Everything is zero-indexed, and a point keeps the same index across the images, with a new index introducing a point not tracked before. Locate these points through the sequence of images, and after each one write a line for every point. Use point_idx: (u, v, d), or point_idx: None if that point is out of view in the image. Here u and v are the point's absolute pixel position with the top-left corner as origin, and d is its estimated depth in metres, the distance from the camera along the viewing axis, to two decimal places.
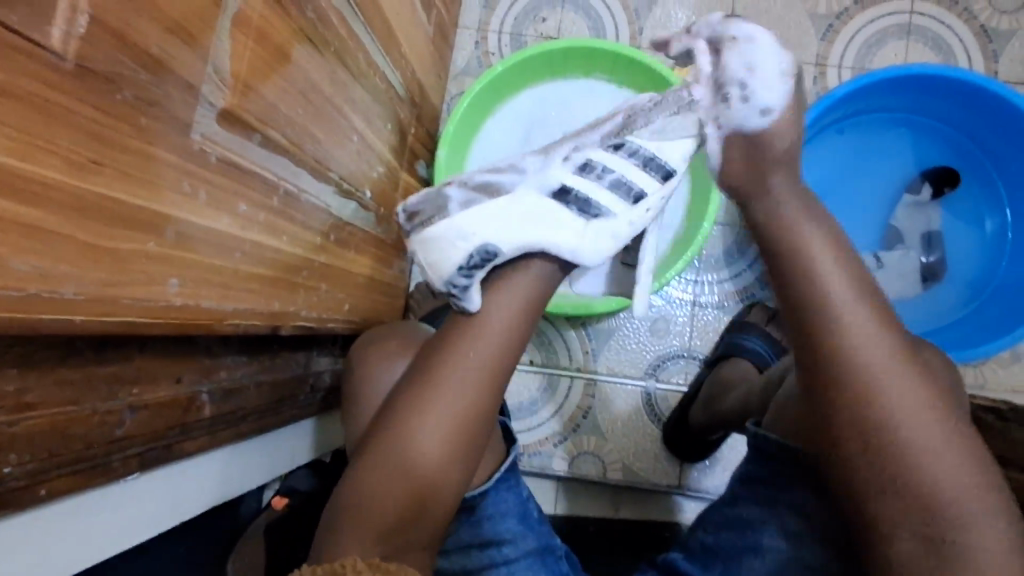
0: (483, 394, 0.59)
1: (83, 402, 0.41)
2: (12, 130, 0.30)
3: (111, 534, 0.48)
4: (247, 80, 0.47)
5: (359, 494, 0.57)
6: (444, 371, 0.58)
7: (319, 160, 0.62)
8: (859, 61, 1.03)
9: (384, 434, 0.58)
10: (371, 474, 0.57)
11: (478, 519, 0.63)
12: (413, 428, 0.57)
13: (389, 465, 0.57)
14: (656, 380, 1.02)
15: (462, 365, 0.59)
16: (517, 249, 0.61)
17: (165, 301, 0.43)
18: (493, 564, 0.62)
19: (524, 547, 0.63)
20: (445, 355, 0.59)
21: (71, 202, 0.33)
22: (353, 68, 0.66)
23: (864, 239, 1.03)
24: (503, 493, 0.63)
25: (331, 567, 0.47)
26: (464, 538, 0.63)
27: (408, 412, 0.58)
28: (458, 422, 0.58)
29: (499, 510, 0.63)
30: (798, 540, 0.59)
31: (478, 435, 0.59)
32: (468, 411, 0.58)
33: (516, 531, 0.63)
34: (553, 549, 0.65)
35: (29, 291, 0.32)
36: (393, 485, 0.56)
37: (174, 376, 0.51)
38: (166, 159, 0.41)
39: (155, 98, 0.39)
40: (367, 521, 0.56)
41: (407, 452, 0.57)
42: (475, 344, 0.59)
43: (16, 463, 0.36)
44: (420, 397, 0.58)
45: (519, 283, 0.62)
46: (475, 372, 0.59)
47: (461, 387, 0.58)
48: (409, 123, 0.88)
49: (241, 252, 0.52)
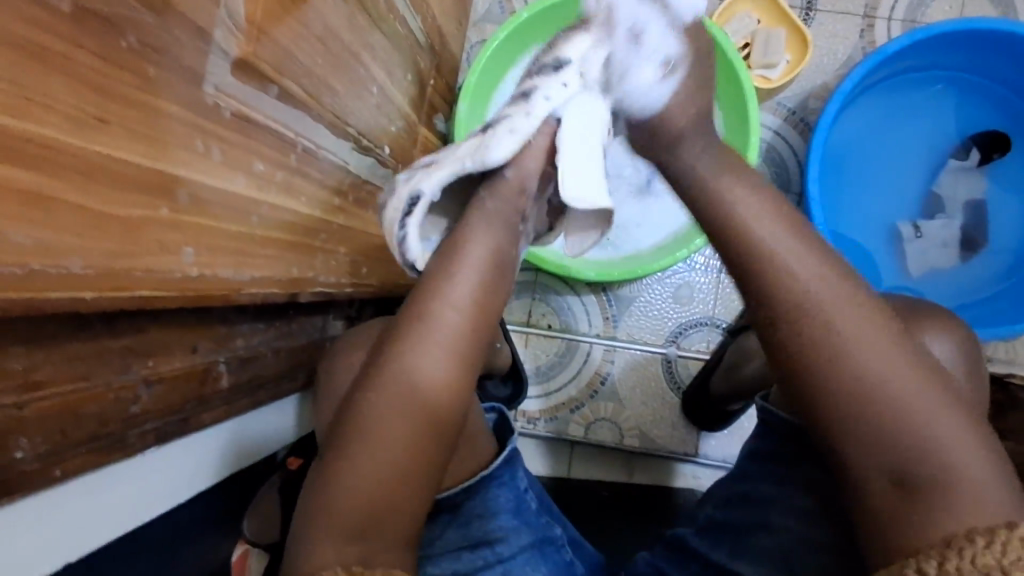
0: (457, 366, 0.51)
1: (95, 378, 0.38)
2: (5, 82, 0.26)
3: (133, 507, 0.46)
4: (262, 25, 0.43)
5: (321, 491, 0.48)
6: (410, 341, 0.51)
7: (337, 114, 0.58)
8: (911, 14, 0.95)
9: (343, 421, 0.50)
10: (330, 468, 0.48)
11: (465, 519, 0.58)
12: (374, 410, 0.49)
13: (387, 410, 0.49)
14: (677, 347, 0.99)
15: (434, 334, 0.51)
16: (436, 183, 0.58)
17: (179, 272, 0.40)
18: (488, 565, 0.57)
19: (519, 542, 0.58)
20: (410, 325, 0.52)
21: (76, 165, 0.30)
22: (373, 13, 0.61)
23: (903, 206, 0.98)
24: (491, 487, 0.59)
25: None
26: (452, 541, 0.58)
27: (409, 350, 0.51)
28: (427, 400, 0.50)
29: (488, 507, 0.58)
30: (808, 517, 0.55)
31: (456, 409, 0.51)
32: (441, 386, 0.51)
33: (510, 526, 0.58)
34: (553, 540, 0.60)
35: (33, 267, 0.29)
36: (359, 477, 0.47)
37: (190, 345, 0.48)
38: (176, 115, 0.37)
39: (163, 45, 0.34)
40: (332, 519, 0.46)
41: (369, 438, 0.48)
42: (445, 306, 0.52)
43: (28, 448, 0.34)
44: (384, 373, 0.50)
45: (483, 245, 0.55)
46: (447, 339, 0.51)
47: (430, 357, 0.51)
48: (429, 73, 0.82)
49: (258, 215, 0.48)
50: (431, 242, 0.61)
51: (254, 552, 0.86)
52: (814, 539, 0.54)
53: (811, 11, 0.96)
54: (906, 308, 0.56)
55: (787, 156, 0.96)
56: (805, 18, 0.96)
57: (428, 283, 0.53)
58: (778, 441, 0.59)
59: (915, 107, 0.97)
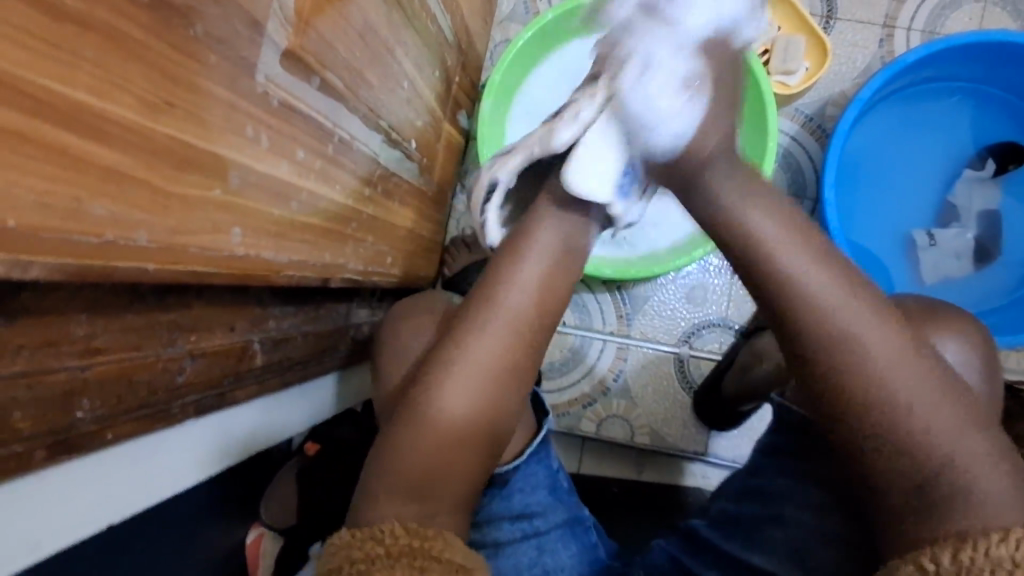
0: (514, 349, 0.55)
1: (146, 348, 0.41)
2: (92, 66, 0.28)
3: (169, 476, 0.49)
4: (310, 18, 0.45)
5: (386, 458, 0.53)
6: (473, 324, 0.55)
7: (371, 107, 0.60)
8: (931, 24, 0.97)
9: (408, 396, 0.55)
10: (396, 438, 0.53)
11: (508, 493, 0.63)
12: (440, 390, 0.53)
13: (445, 386, 0.54)
14: (689, 347, 1.01)
15: (499, 317, 0.55)
16: (512, 172, 0.64)
17: (227, 251, 0.42)
18: (524, 537, 0.62)
19: (554, 519, 0.63)
20: (475, 310, 0.56)
21: (143, 143, 0.32)
22: (408, 11, 0.63)
23: (919, 213, 0.99)
24: (535, 466, 0.64)
25: (370, 533, 0.47)
26: (495, 511, 0.63)
27: (469, 333, 0.55)
28: (486, 378, 0.54)
29: (529, 484, 0.64)
30: (825, 512, 0.56)
31: (512, 388, 0.55)
32: (499, 365, 0.54)
33: (546, 503, 0.64)
34: (581, 521, 0.65)
35: (107, 237, 0.32)
36: (423, 448, 0.52)
37: (228, 324, 0.50)
38: (233, 102, 0.39)
39: (224, 35, 0.36)
40: (397, 484, 0.52)
41: (428, 415, 0.53)
42: (509, 290, 0.56)
43: (88, 408, 0.37)
44: (447, 353, 0.55)
45: (549, 235, 0.59)
46: (506, 322, 0.55)
47: (491, 340, 0.54)
48: (455, 71, 0.84)
49: (297, 201, 0.50)
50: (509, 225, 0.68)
51: (268, 535, 0.88)
52: (828, 532, 0.56)
53: (831, 20, 0.98)
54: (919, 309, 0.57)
55: (803, 162, 0.98)
56: (826, 27, 0.98)
57: (500, 269, 0.57)
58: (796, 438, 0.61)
59: (933, 117, 0.98)
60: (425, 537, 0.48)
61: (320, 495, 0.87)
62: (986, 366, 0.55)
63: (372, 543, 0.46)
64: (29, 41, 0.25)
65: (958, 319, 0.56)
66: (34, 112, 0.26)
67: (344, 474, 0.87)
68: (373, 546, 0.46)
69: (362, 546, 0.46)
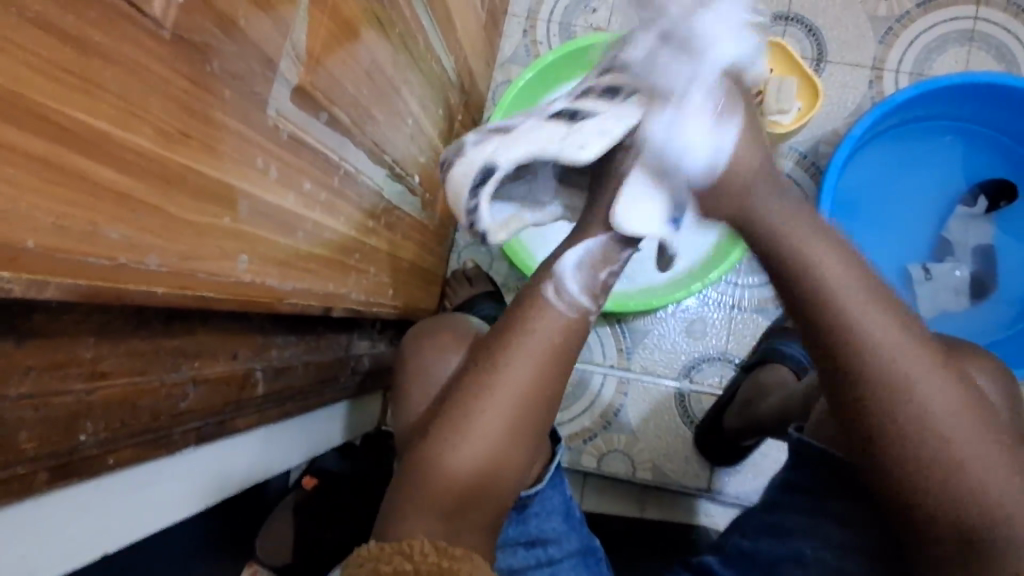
0: (544, 376, 0.54)
1: (150, 373, 0.42)
2: (115, 96, 0.29)
3: (165, 507, 0.49)
4: (319, 57, 0.47)
5: (414, 480, 0.54)
6: (503, 354, 0.54)
7: (376, 142, 0.62)
8: (917, 66, 1.00)
9: (438, 418, 0.55)
10: (423, 456, 0.54)
11: (525, 518, 0.63)
12: (471, 413, 0.54)
13: (468, 420, 0.54)
14: (690, 381, 1.01)
15: (530, 342, 0.54)
16: (515, 161, 0.58)
17: (235, 278, 0.43)
18: (539, 564, 0.62)
19: (568, 547, 0.63)
20: (506, 336, 0.56)
21: (158, 171, 0.34)
22: (413, 53, 0.65)
23: (914, 249, 1.01)
24: (552, 490, 0.63)
25: (399, 548, 0.48)
26: (511, 535, 0.63)
27: (500, 361, 0.54)
28: (510, 406, 0.54)
29: (546, 509, 0.63)
30: (842, 551, 0.56)
31: (537, 419, 0.55)
32: (526, 390, 0.54)
33: (560, 531, 0.64)
34: (593, 551, 0.66)
35: (119, 260, 0.33)
36: (448, 468, 0.53)
37: (230, 352, 0.51)
38: (244, 135, 0.40)
39: (239, 71, 0.38)
40: (425, 501, 0.54)
41: (452, 444, 0.53)
42: (540, 320, 0.55)
43: (91, 432, 0.37)
44: (479, 376, 0.55)
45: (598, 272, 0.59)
46: (536, 351, 0.54)
47: (523, 363, 0.54)
48: (457, 109, 0.87)
49: (303, 231, 0.52)
50: (501, 210, 0.64)
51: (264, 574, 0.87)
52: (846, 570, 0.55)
53: (822, 62, 1.01)
54: (931, 342, 0.58)
55: None
56: (816, 69, 1.01)
57: (544, 296, 0.57)
58: (811, 474, 0.60)
59: (925, 155, 1.00)
60: (453, 557, 0.48)
61: (317, 532, 0.85)
62: (1002, 403, 0.55)
63: (401, 558, 0.47)
64: (54, 72, 0.26)
65: (974, 354, 0.57)
66: (56, 139, 0.27)
67: (346, 508, 0.87)
68: (402, 561, 0.47)
69: (391, 558, 0.47)
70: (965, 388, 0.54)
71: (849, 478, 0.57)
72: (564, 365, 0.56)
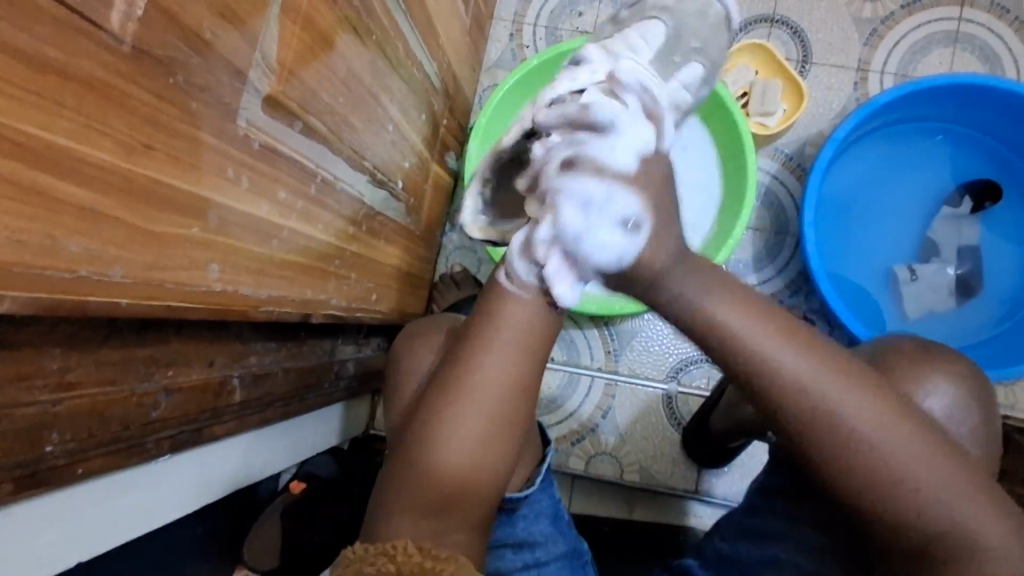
0: (516, 369, 0.52)
1: (122, 382, 0.42)
2: (72, 112, 0.30)
3: (142, 514, 0.49)
4: (292, 67, 0.47)
5: (397, 483, 0.54)
6: (473, 350, 0.52)
7: (355, 149, 0.62)
8: (902, 68, 1.00)
9: (414, 420, 0.55)
10: (401, 458, 0.54)
11: (513, 520, 0.62)
12: (442, 413, 0.52)
13: (437, 419, 0.53)
14: (678, 383, 1.01)
15: (498, 336, 0.52)
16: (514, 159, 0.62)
17: (205, 287, 0.43)
18: (525, 567, 0.62)
19: (554, 551, 0.64)
20: (481, 329, 0.53)
21: (121, 184, 0.34)
22: (393, 59, 0.66)
23: (900, 250, 1.01)
24: (541, 493, 0.63)
25: (384, 548, 0.48)
26: (498, 537, 0.62)
27: (469, 355, 0.52)
28: (482, 403, 0.52)
29: (535, 511, 0.63)
30: (819, 556, 0.56)
31: (510, 416, 0.53)
32: (498, 386, 0.52)
33: (548, 534, 0.64)
34: (579, 554, 0.66)
35: (81, 273, 0.33)
36: (427, 474, 0.53)
37: (207, 359, 0.51)
38: (213, 146, 0.40)
39: (205, 83, 0.38)
40: (401, 501, 0.54)
41: (426, 448, 0.53)
42: (510, 305, 0.52)
43: (58, 442, 0.37)
44: (455, 370, 0.53)
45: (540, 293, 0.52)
46: (509, 342, 0.52)
47: (493, 359, 0.52)
48: (442, 115, 0.87)
49: (279, 239, 0.52)
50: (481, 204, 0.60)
51: None
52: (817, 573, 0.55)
53: (807, 64, 1.01)
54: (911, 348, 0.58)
55: (785, 200, 1.00)
56: (802, 71, 1.01)
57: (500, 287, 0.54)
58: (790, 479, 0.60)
59: (910, 155, 1.00)
60: (437, 558, 0.48)
61: (305, 535, 0.86)
62: (979, 409, 0.56)
63: (385, 559, 0.47)
64: (10, 90, 0.26)
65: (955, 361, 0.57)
66: (12, 156, 0.27)
67: (334, 514, 0.87)
68: (386, 562, 0.46)
69: (375, 560, 0.47)
70: (942, 392, 0.54)
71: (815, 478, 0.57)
72: (539, 363, 0.53)
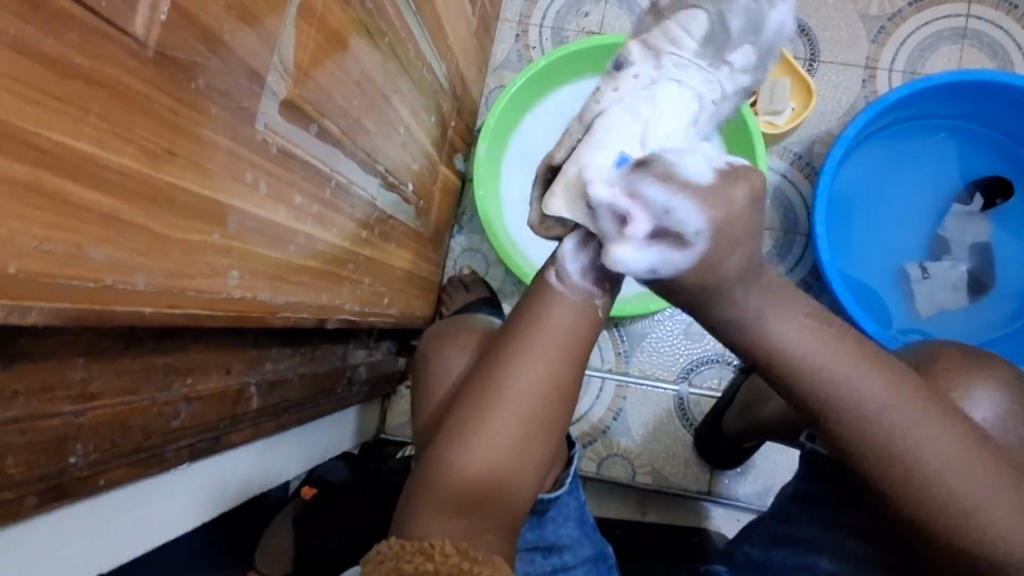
0: (553, 381, 0.52)
1: (141, 392, 0.41)
2: (96, 118, 0.29)
3: (159, 524, 0.48)
4: (308, 69, 0.46)
5: (426, 489, 0.53)
6: (513, 357, 0.52)
7: (368, 152, 0.61)
8: (911, 65, 1.00)
9: (451, 417, 0.54)
10: (429, 462, 0.54)
11: (543, 522, 0.61)
12: (481, 413, 0.52)
13: (470, 429, 0.52)
14: (688, 384, 1.00)
15: (537, 348, 0.52)
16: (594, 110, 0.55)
17: (225, 294, 0.43)
18: (553, 571, 0.61)
19: (581, 554, 0.63)
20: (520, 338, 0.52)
21: (144, 190, 0.33)
22: (404, 61, 0.65)
23: (911, 249, 1.00)
24: (569, 496, 0.63)
25: (421, 546, 0.49)
26: (529, 540, 0.61)
27: (508, 365, 0.52)
28: (519, 414, 0.52)
29: (563, 514, 0.63)
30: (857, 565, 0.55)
31: (545, 427, 0.53)
32: (535, 397, 0.52)
33: (575, 537, 0.63)
34: (605, 558, 0.66)
35: (105, 282, 0.32)
36: (456, 483, 0.52)
37: (224, 366, 0.51)
38: (232, 151, 0.40)
39: (225, 87, 0.38)
40: (425, 508, 0.53)
41: (457, 457, 0.52)
42: (552, 311, 0.52)
43: (81, 453, 0.36)
44: (490, 378, 0.52)
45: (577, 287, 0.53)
46: (548, 354, 0.51)
47: (529, 371, 0.51)
48: (450, 116, 0.87)
49: (295, 244, 0.51)
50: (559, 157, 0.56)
51: None
52: None
53: (814, 62, 1.01)
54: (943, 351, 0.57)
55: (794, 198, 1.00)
56: (809, 68, 1.01)
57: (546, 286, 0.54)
58: (822, 484, 0.59)
59: (917, 153, 1.00)
60: (473, 560, 0.48)
61: (318, 541, 0.84)
62: None
63: (422, 558, 0.47)
64: (34, 95, 0.26)
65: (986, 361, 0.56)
66: (38, 163, 0.27)
67: (346, 518, 0.86)
68: (424, 561, 0.47)
69: (412, 558, 0.47)
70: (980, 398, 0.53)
71: (856, 482, 0.55)
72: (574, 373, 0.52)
